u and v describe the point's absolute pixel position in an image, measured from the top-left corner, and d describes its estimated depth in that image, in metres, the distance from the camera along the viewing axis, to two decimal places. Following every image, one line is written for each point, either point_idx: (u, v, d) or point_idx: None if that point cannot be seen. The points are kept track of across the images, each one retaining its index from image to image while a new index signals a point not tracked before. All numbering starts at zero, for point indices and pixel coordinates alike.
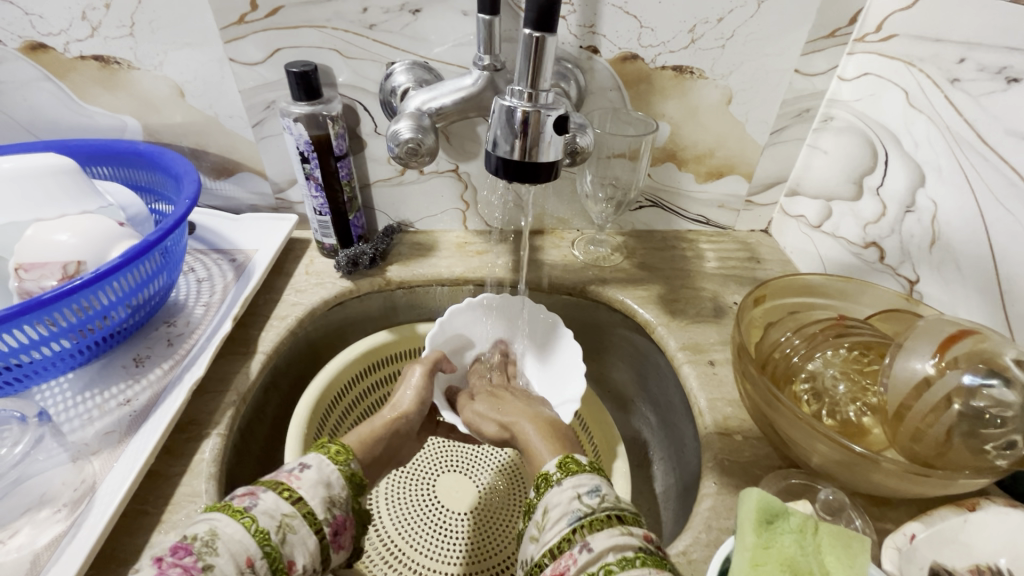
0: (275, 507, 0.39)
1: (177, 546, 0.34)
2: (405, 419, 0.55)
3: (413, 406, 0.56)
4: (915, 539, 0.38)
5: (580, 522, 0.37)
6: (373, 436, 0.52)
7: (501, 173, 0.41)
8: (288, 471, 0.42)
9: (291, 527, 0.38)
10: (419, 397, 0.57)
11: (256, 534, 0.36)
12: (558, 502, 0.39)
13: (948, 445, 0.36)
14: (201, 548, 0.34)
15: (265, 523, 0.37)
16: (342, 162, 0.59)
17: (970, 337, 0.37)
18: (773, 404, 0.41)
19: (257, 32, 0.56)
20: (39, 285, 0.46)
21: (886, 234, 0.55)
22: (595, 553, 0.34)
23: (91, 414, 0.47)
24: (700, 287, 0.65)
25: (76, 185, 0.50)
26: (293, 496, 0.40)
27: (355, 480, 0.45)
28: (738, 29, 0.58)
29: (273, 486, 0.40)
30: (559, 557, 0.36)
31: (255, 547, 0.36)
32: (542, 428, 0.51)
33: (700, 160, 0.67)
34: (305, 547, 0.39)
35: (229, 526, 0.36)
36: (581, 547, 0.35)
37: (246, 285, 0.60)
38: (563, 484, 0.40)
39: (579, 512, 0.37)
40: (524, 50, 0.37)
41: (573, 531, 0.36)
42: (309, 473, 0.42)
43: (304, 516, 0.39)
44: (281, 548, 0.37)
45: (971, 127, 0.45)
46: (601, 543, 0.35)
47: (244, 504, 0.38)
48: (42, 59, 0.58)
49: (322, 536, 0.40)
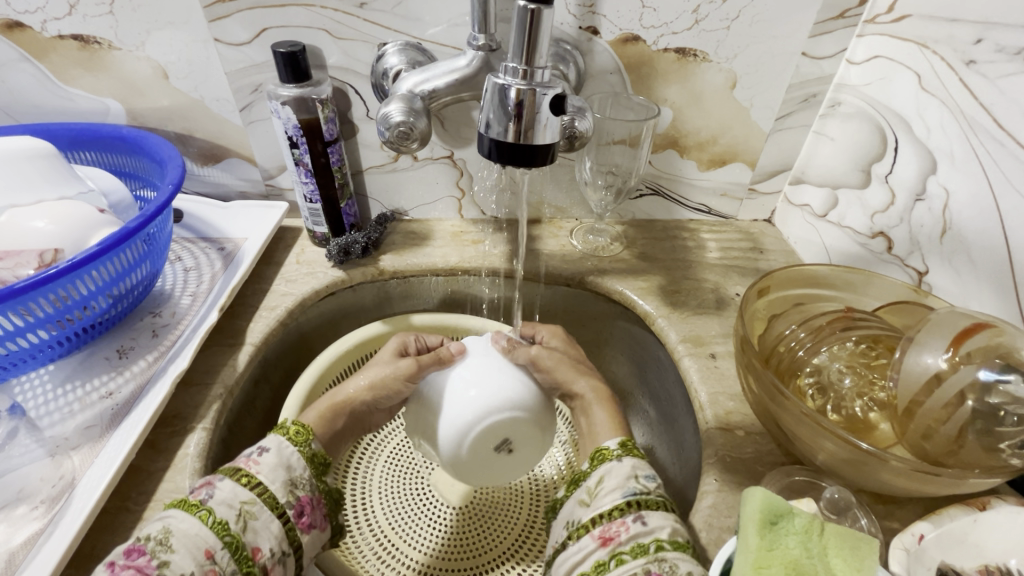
0: (231, 496, 0.38)
1: (131, 548, 0.34)
2: (368, 396, 0.54)
3: (368, 389, 0.54)
4: (924, 539, 0.36)
5: (635, 497, 0.39)
6: (332, 409, 0.53)
7: (494, 156, 0.39)
8: (246, 456, 0.41)
9: (252, 514, 0.38)
10: (384, 381, 0.54)
11: (214, 525, 0.36)
12: (614, 475, 0.42)
13: (960, 443, 0.34)
14: (155, 547, 0.34)
15: (223, 513, 0.37)
16: (333, 147, 0.57)
17: (986, 330, 0.35)
18: (778, 400, 0.39)
19: (243, 11, 0.54)
20: (13, 274, 0.43)
21: (895, 224, 0.53)
22: (649, 527, 0.37)
23: (71, 407, 0.46)
24: (702, 278, 0.63)
25: (53, 171, 0.49)
26: (251, 482, 0.39)
27: (316, 460, 0.44)
28: (744, 10, 0.56)
29: (229, 473, 0.39)
30: (609, 522, 0.39)
31: (214, 538, 0.35)
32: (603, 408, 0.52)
33: (702, 147, 0.65)
34: (269, 532, 0.38)
35: (183, 521, 0.35)
36: (634, 518, 0.38)
37: (234, 274, 0.58)
38: (621, 460, 0.43)
39: (634, 488, 0.40)
40: (518, 26, 0.35)
41: (626, 503, 0.39)
42: (268, 456, 0.41)
43: (264, 501, 0.39)
44: (243, 536, 0.37)
45: (986, 112, 0.43)
46: (654, 520, 0.37)
47: (200, 497, 0.37)
48: (20, 39, 0.56)
49: (285, 519, 0.39)
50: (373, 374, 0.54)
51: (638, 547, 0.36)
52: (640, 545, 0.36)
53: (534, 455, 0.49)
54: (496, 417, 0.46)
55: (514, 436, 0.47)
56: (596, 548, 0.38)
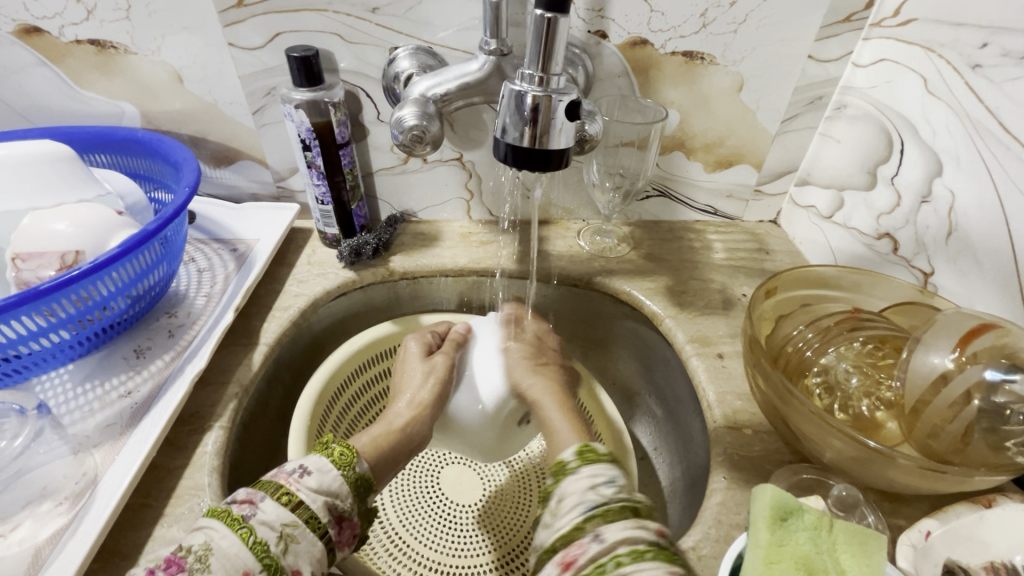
0: (275, 516, 0.37)
1: (171, 560, 0.33)
2: (425, 412, 0.54)
3: (428, 405, 0.54)
4: (931, 536, 0.37)
5: (594, 510, 0.37)
6: (386, 437, 0.49)
7: (509, 160, 0.40)
8: (287, 474, 0.40)
9: (293, 537, 0.37)
10: (438, 389, 0.55)
11: (254, 545, 0.35)
12: (575, 490, 0.39)
13: (966, 442, 0.35)
14: (194, 564, 0.33)
15: (264, 534, 0.36)
16: (345, 150, 0.58)
17: (991, 331, 0.36)
18: (786, 398, 0.40)
19: (257, 16, 0.55)
20: (37, 275, 0.45)
21: (900, 225, 0.54)
22: (607, 544, 0.34)
23: (91, 406, 0.47)
24: (708, 279, 0.64)
25: (73, 173, 0.49)
26: (292, 502, 0.38)
27: (359, 483, 0.43)
28: (751, 14, 0.56)
29: (272, 491, 0.38)
30: (569, 545, 0.36)
31: (253, 560, 0.35)
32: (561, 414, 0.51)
33: (709, 148, 0.66)
34: (309, 555, 0.37)
35: (225, 539, 0.35)
36: (591, 537, 0.35)
37: (248, 275, 0.59)
38: (580, 471, 0.41)
39: (592, 501, 0.37)
40: (534, 33, 0.36)
41: (586, 519, 0.37)
42: (310, 478, 0.40)
43: (306, 523, 0.38)
44: (283, 558, 0.36)
45: (992, 115, 0.44)
46: (612, 534, 0.35)
47: (243, 512, 0.36)
48: (37, 44, 0.57)
49: (326, 539, 0.39)
50: (420, 389, 0.55)
51: (595, 568, 0.33)
52: (599, 565, 0.33)
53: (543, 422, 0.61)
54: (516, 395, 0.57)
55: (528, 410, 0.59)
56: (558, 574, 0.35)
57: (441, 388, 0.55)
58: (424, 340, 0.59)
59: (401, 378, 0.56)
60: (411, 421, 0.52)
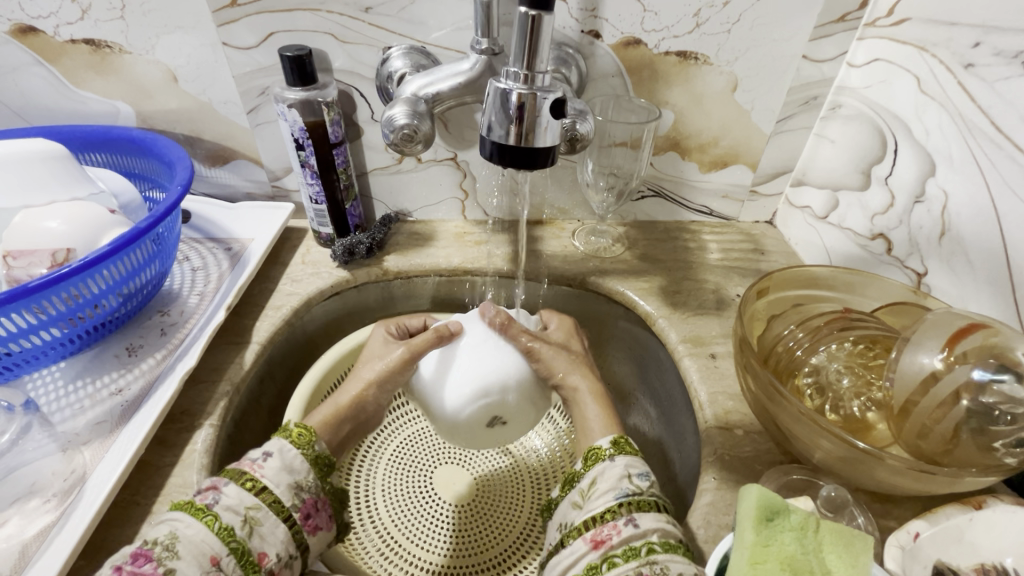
0: (238, 501, 0.37)
1: (138, 553, 0.33)
2: (372, 395, 0.52)
3: (374, 385, 0.52)
4: (920, 537, 0.37)
5: (627, 498, 0.38)
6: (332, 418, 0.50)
7: (496, 158, 0.40)
8: (251, 460, 0.40)
9: (258, 520, 0.37)
10: (384, 374, 0.52)
11: (220, 531, 0.35)
12: (608, 475, 0.40)
13: (954, 443, 0.35)
14: (162, 553, 0.33)
15: (229, 519, 0.36)
16: (339, 149, 0.58)
17: (981, 331, 0.36)
18: (775, 399, 0.40)
19: (250, 16, 0.55)
20: (28, 273, 0.45)
21: (894, 226, 0.54)
22: (640, 530, 0.36)
23: (82, 404, 0.47)
24: (703, 279, 0.64)
25: (66, 172, 0.50)
26: (256, 486, 0.38)
27: (321, 461, 0.43)
28: (744, 14, 0.56)
29: (235, 477, 0.38)
30: (601, 525, 0.37)
31: (220, 544, 0.35)
32: (598, 406, 0.50)
33: (703, 149, 0.66)
34: (276, 537, 0.37)
35: (190, 527, 0.35)
36: (626, 520, 0.36)
37: (241, 273, 0.59)
38: (615, 459, 0.41)
39: (627, 489, 0.38)
40: (519, 30, 0.36)
41: (619, 505, 0.37)
42: (273, 460, 0.40)
43: (270, 506, 0.38)
44: (250, 542, 0.36)
45: (984, 115, 0.44)
46: (647, 522, 0.36)
47: (206, 501, 0.36)
48: (33, 43, 0.58)
49: (291, 522, 0.39)
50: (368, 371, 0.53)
51: (629, 551, 0.35)
52: (632, 549, 0.35)
53: (526, 423, 0.53)
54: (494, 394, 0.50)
55: (501, 412, 0.51)
56: (587, 551, 0.36)
57: (392, 374, 0.52)
58: (390, 330, 0.58)
59: (362, 360, 0.55)
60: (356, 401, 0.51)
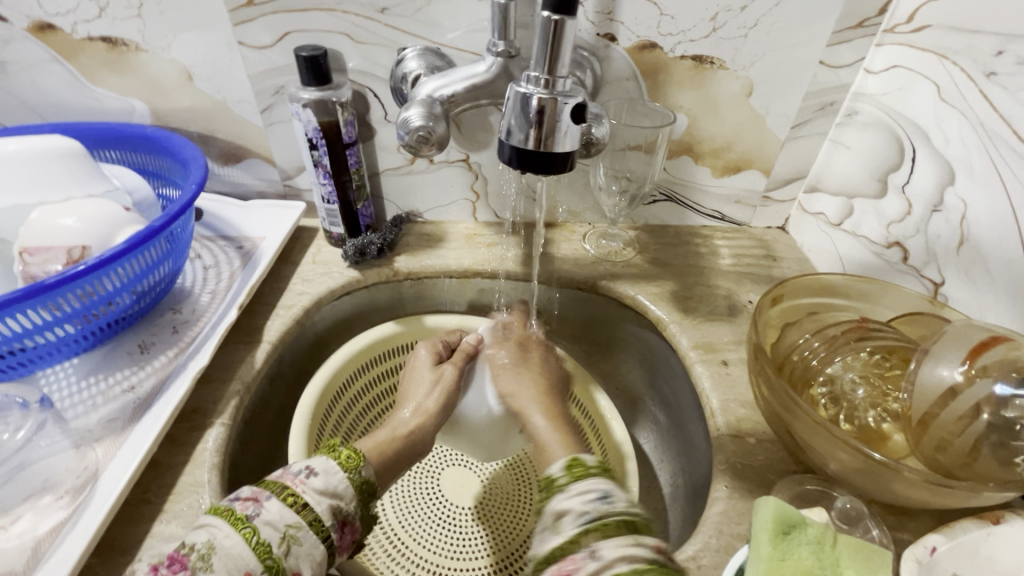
0: (279, 517, 0.37)
1: (174, 557, 0.33)
2: (431, 421, 0.54)
3: (435, 413, 0.54)
4: (937, 552, 0.36)
5: (589, 525, 0.35)
6: (391, 443, 0.49)
7: (514, 163, 0.39)
8: (293, 474, 0.40)
9: (297, 539, 0.37)
10: (443, 398, 0.56)
11: (257, 547, 0.35)
12: (565, 508, 0.37)
13: (974, 456, 0.34)
14: (196, 562, 0.33)
15: (268, 535, 0.36)
16: (352, 150, 0.58)
17: (1002, 344, 0.36)
18: (790, 408, 0.39)
19: (267, 15, 0.55)
20: (44, 269, 0.45)
21: (911, 234, 0.53)
22: (603, 562, 0.32)
23: (95, 400, 0.47)
24: (715, 285, 0.63)
25: (83, 170, 0.50)
26: (298, 504, 0.38)
27: (362, 487, 0.42)
28: (761, 19, 0.56)
29: (278, 491, 0.38)
30: (564, 560, 0.34)
31: (256, 561, 0.34)
32: (549, 423, 0.48)
33: (717, 154, 0.65)
34: (311, 558, 0.37)
35: (228, 538, 0.35)
36: (587, 553, 0.33)
37: (253, 273, 0.59)
38: (568, 490, 0.38)
39: (589, 515, 0.35)
40: (540, 34, 0.36)
41: (580, 534, 0.35)
42: (316, 479, 0.40)
43: (310, 525, 0.38)
44: (285, 560, 0.36)
45: (1006, 124, 0.43)
46: (611, 551, 0.33)
47: (246, 512, 0.36)
48: (50, 40, 0.58)
49: (329, 543, 0.39)
50: (426, 399, 0.55)
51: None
52: None
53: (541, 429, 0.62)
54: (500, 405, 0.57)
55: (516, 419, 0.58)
56: None
57: (451, 399, 0.56)
58: (435, 348, 0.60)
59: (409, 386, 0.57)
60: (419, 430, 0.52)
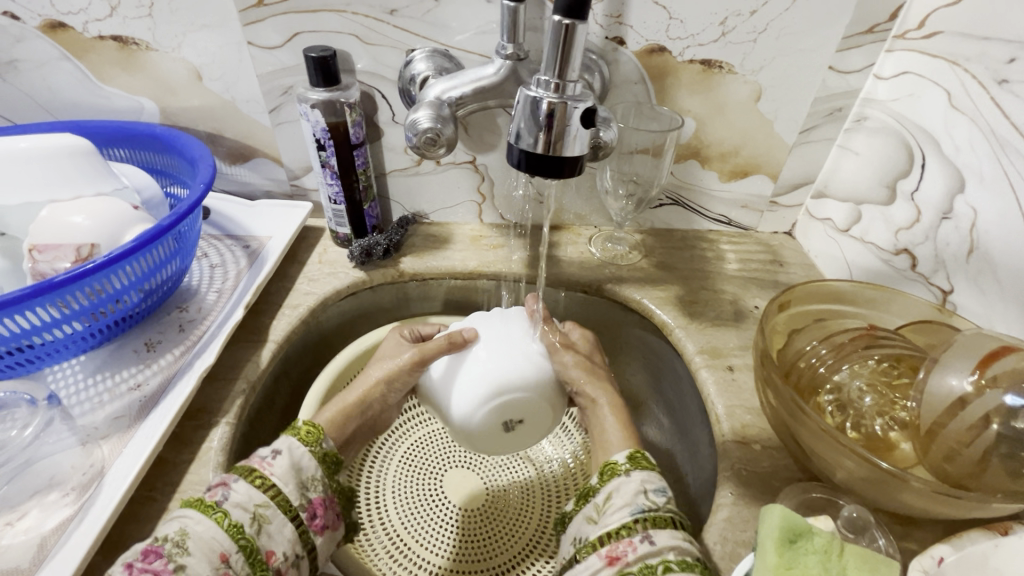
0: (247, 498, 0.37)
1: (148, 549, 0.33)
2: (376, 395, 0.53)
3: (381, 384, 0.52)
4: (944, 562, 0.36)
5: (643, 514, 0.38)
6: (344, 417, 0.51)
7: (523, 166, 0.39)
8: (260, 457, 0.40)
9: (266, 518, 0.37)
10: (389, 375, 0.53)
11: (229, 528, 0.35)
12: (624, 491, 0.40)
13: (984, 466, 0.34)
14: (172, 550, 0.33)
15: (239, 517, 0.36)
16: (359, 151, 0.58)
17: (1014, 354, 0.35)
18: (797, 416, 0.39)
19: (277, 15, 0.55)
20: (53, 266, 0.45)
21: (919, 241, 0.53)
22: (657, 547, 0.36)
23: (101, 398, 0.47)
24: (721, 290, 0.63)
25: (92, 168, 0.50)
26: (265, 484, 0.38)
27: (327, 459, 0.43)
28: (771, 23, 0.56)
29: (245, 473, 0.39)
30: (616, 541, 0.38)
31: (229, 542, 0.35)
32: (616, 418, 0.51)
33: (724, 158, 0.65)
34: (283, 537, 0.38)
35: (200, 523, 0.35)
36: (643, 537, 0.37)
37: (259, 272, 0.59)
38: (630, 475, 0.42)
39: (643, 505, 0.39)
40: (551, 38, 0.36)
41: (634, 521, 0.38)
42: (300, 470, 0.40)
43: (277, 504, 0.38)
44: (257, 539, 0.36)
45: (1018, 132, 0.43)
46: (663, 539, 0.37)
47: (215, 498, 0.37)
48: (62, 39, 0.58)
49: (298, 522, 0.39)
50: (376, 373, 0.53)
51: (646, 568, 0.35)
52: (649, 566, 0.36)
53: (539, 427, 0.52)
54: (509, 394, 0.49)
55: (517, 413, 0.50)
56: (604, 567, 0.37)
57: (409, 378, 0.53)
58: (402, 333, 0.58)
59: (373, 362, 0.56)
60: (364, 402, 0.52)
